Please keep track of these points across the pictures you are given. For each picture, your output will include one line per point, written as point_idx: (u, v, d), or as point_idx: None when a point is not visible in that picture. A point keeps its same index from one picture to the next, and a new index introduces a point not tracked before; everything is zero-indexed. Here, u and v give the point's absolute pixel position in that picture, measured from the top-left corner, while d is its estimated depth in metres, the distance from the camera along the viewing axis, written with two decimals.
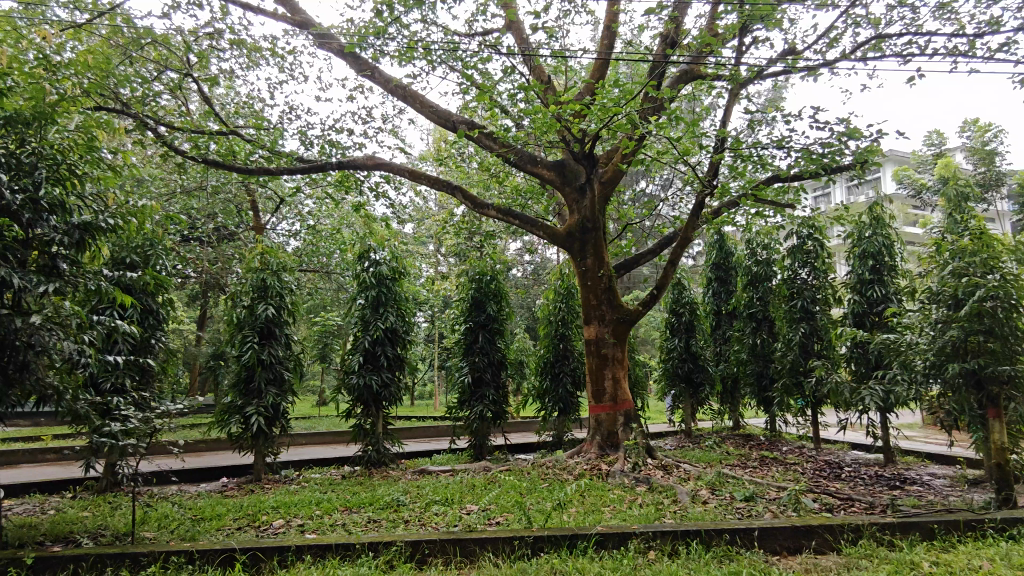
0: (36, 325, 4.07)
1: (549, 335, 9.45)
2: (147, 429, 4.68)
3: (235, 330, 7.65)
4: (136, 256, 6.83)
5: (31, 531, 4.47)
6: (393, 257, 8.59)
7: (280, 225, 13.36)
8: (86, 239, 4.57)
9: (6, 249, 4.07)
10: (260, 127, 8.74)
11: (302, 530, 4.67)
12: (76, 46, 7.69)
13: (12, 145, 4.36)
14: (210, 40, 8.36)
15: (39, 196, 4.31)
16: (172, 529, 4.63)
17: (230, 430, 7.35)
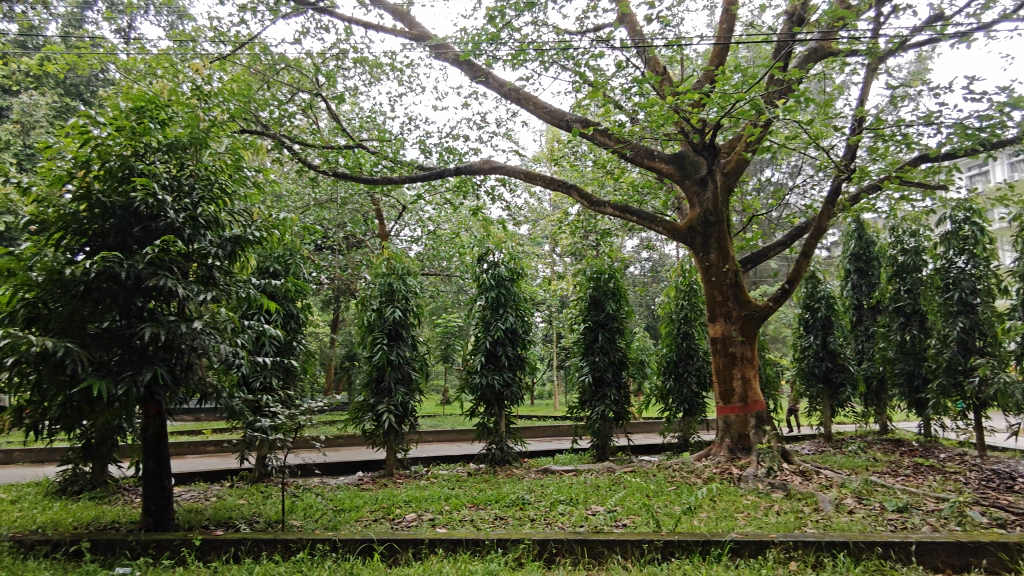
0: (198, 330, 4.55)
1: (671, 333, 9.18)
2: (293, 425, 5.06)
3: (366, 332, 8.09)
4: (278, 265, 7.40)
5: (198, 516, 4.97)
6: (510, 258, 8.72)
7: (403, 231, 13.97)
8: (237, 251, 5.03)
9: (171, 262, 4.57)
10: (384, 139, 9.18)
11: (433, 524, 4.84)
12: (223, 77, 8.46)
13: (174, 169, 4.89)
14: (336, 61, 8.92)
15: (197, 213, 4.78)
16: (317, 519, 4.95)
17: (365, 427, 7.76)
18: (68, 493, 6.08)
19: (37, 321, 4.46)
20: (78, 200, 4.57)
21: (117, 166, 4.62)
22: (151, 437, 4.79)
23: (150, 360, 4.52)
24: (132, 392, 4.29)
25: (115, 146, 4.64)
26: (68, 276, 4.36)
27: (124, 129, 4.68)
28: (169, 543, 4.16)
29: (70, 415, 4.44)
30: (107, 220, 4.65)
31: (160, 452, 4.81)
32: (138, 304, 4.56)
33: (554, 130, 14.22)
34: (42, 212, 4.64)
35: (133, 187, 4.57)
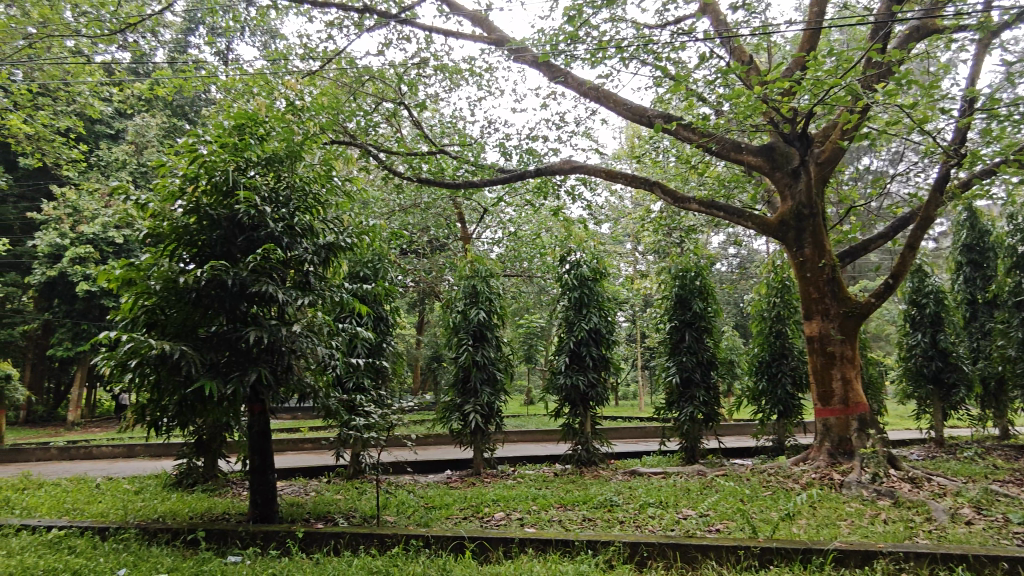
0: (297, 333, 4.80)
1: (763, 332, 8.84)
2: (386, 424, 5.25)
3: (452, 333, 8.25)
4: (368, 270, 7.68)
5: (300, 510, 5.23)
6: (593, 258, 8.66)
7: (484, 233, 14.15)
8: (331, 257, 5.24)
9: (272, 270, 4.85)
10: (465, 143, 9.33)
11: (522, 524, 4.88)
12: (313, 92, 8.87)
13: (272, 181, 5.18)
14: (418, 69, 9.15)
15: (294, 222, 5.04)
16: (409, 515, 5.10)
17: (452, 427, 7.92)
18: (183, 485, 6.55)
19: (155, 326, 4.84)
20: (189, 213, 4.92)
21: (222, 181, 4.94)
22: (256, 434, 5.08)
23: (254, 362, 4.80)
24: (240, 392, 4.58)
25: (219, 162, 4.96)
26: (181, 284, 4.70)
27: (227, 146, 4.99)
28: (274, 535, 4.41)
29: (185, 412, 4.78)
30: (214, 231, 4.98)
31: (264, 448, 5.11)
32: (242, 309, 4.86)
33: (634, 126, 14.01)
34: (157, 225, 5.03)
35: (236, 200, 4.87)
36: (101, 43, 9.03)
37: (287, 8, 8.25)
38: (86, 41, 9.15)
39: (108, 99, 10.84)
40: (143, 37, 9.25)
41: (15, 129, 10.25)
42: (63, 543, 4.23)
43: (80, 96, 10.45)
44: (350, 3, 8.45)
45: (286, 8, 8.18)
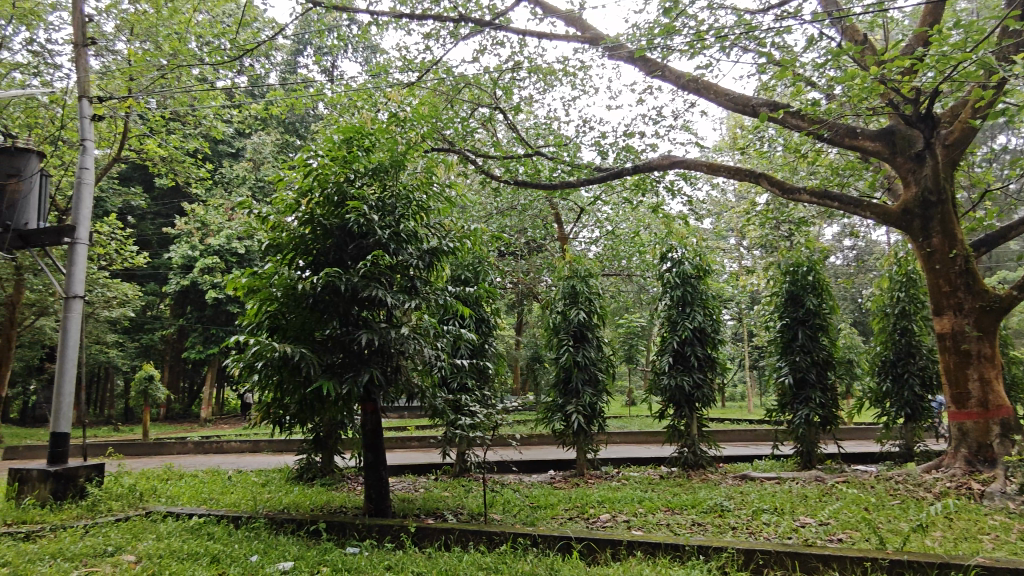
0: (405, 335, 5.00)
1: (886, 329, 8.24)
2: (491, 424, 5.37)
3: (552, 334, 8.28)
4: (468, 273, 7.77)
5: (412, 505, 5.44)
6: (695, 255, 8.42)
7: (582, 233, 14.09)
8: (434, 261, 5.41)
9: (380, 275, 5.07)
10: (560, 144, 9.35)
11: (629, 526, 4.82)
12: (412, 102, 9.17)
13: (379, 190, 5.42)
14: (512, 73, 9.26)
15: (400, 229, 5.26)
16: (515, 514, 5.18)
17: (555, 427, 7.93)
18: (304, 479, 6.95)
19: (277, 330, 5.19)
20: (304, 224, 5.24)
21: (333, 192, 5.24)
22: (368, 432, 5.34)
23: (366, 363, 5.04)
24: (354, 391, 4.83)
25: (331, 175, 5.26)
26: (300, 291, 5.03)
27: (337, 159, 5.28)
28: (388, 528, 4.61)
29: (305, 411, 5.10)
30: (327, 240, 5.29)
31: (376, 445, 5.34)
32: (354, 313, 5.11)
33: (736, 117, 13.50)
34: (277, 236, 5.40)
35: (347, 210, 5.15)
36: (222, 70, 9.81)
37: (387, 23, 8.59)
38: (210, 69, 9.96)
39: (229, 120, 11.74)
40: (258, 61, 9.94)
41: (152, 152, 11.33)
42: (202, 530, 4.63)
43: (205, 119, 11.39)
44: (445, 13, 8.67)
45: (386, 23, 8.51)
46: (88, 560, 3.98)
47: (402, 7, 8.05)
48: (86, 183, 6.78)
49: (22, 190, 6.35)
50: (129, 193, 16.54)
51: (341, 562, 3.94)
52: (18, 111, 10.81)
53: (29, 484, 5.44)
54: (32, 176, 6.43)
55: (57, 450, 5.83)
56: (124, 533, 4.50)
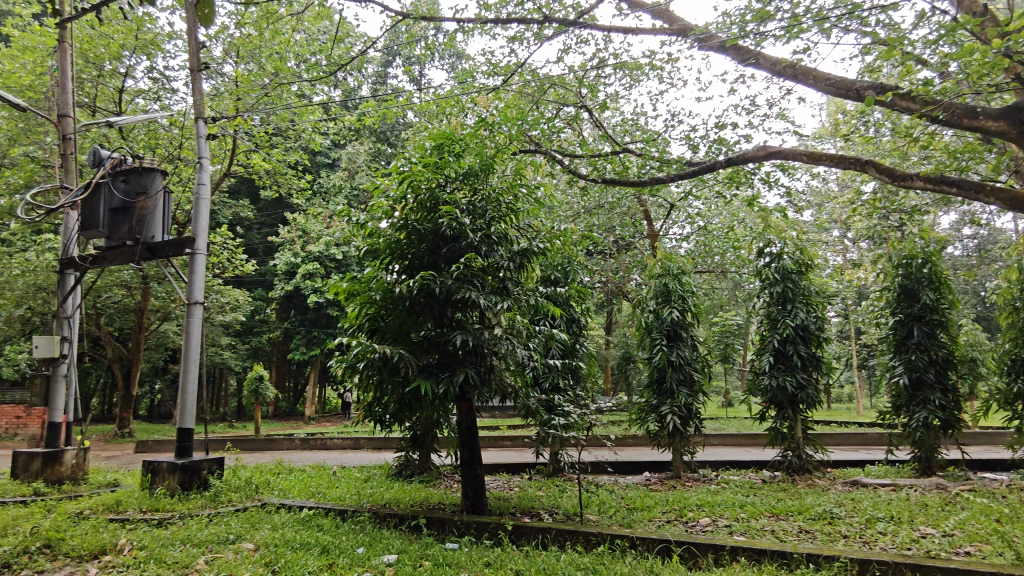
0: (498, 336, 5.09)
1: (1015, 325, 7.55)
2: (585, 424, 5.36)
3: (645, 333, 8.13)
4: (558, 273, 7.65)
5: (507, 503, 5.50)
6: (796, 249, 8.02)
7: (672, 229, 13.74)
8: (525, 262, 5.47)
9: (473, 277, 5.18)
10: (649, 140, 9.18)
11: (730, 531, 4.68)
12: (498, 105, 9.29)
13: (470, 194, 5.53)
14: (598, 71, 9.19)
15: (491, 232, 5.36)
16: (611, 515, 5.14)
17: (649, 428, 7.80)
18: (403, 476, 7.19)
19: (376, 332, 5.40)
20: (399, 229, 5.43)
21: (426, 198, 5.40)
22: (464, 431, 5.45)
23: (461, 363, 5.17)
24: (450, 391, 4.97)
25: (424, 181, 5.42)
26: (397, 294, 5.21)
27: (429, 165, 5.44)
28: (486, 525, 4.70)
29: (404, 409, 5.28)
30: (421, 244, 5.45)
31: (471, 443, 5.45)
32: (448, 314, 5.25)
33: (837, 103, 12.77)
34: (375, 242, 5.61)
35: (440, 214, 5.29)
36: (319, 85, 10.34)
37: (473, 29, 8.74)
38: (308, 85, 10.52)
39: (326, 133, 12.36)
40: (351, 75, 10.41)
41: (258, 166, 12.11)
42: (313, 521, 4.90)
43: (305, 133, 12.03)
44: (530, 15, 8.72)
45: (472, 29, 8.66)
46: (212, 546, 4.31)
47: (487, 13, 8.17)
48: (203, 198, 7.31)
49: (149, 207, 6.92)
50: (238, 205, 17.73)
51: (442, 557, 4.05)
52: (141, 133, 11.82)
53: (160, 475, 5.93)
54: (159, 193, 7.02)
55: (183, 444, 6.31)
56: (243, 522, 4.82)
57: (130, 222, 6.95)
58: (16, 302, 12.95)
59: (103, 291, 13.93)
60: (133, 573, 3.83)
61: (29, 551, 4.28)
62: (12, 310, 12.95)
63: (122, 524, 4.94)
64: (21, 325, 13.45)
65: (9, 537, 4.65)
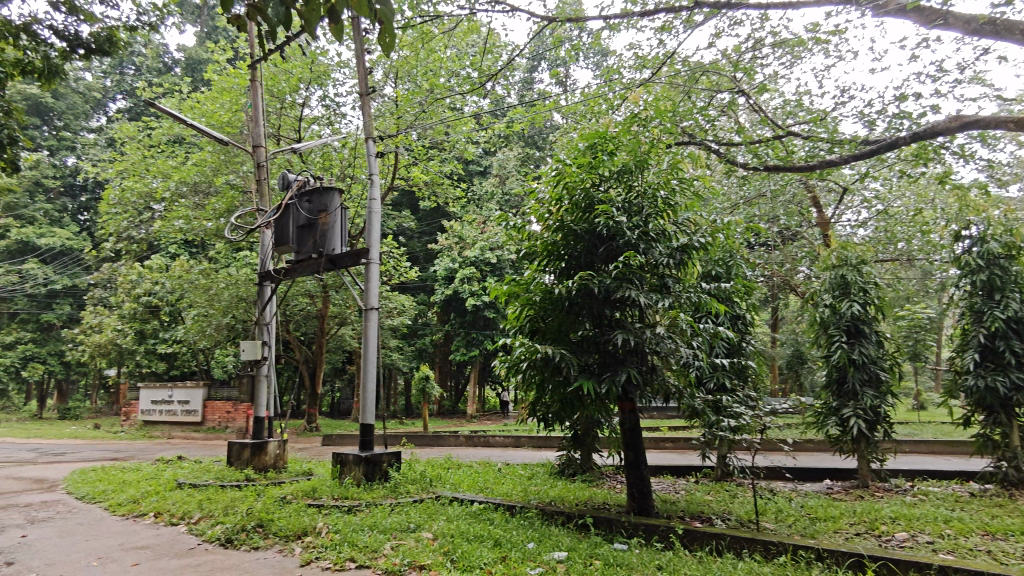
0: (660, 334, 4.97)
1: None
2: (757, 426, 5.08)
3: (821, 329, 7.51)
4: (720, 268, 7.06)
5: (675, 507, 5.36)
6: (1003, 230, 6.99)
7: (845, 215, 12.60)
8: (686, 259, 5.29)
9: (632, 275, 5.10)
10: (816, 120, 8.52)
11: (934, 548, 4.19)
12: (648, 99, 9.10)
13: (626, 192, 5.47)
14: (754, 52, 8.68)
15: (649, 229, 5.24)
16: (791, 524, 4.81)
17: (830, 432, 7.20)
18: (566, 475, 7.26)
19: (537, 333, 5.52)
20: (556, 231, 5.50)
21: (581, 198, 5.42)
22: (627, 431, 5.39)
23: (622, 363, 5.11)
24: (613, 391, 4.94)
25: (579, 181, 5.45)
26: (556, 294, 5.29)
27: (583, 165, 5.45)
28: (655, 528, 4.60)
29: (566, 409, 5.33)
30: (578, 244, 5.47)
31: (636, 444, 5.37)
32: (607, 314, 5.22)
33: None
34: (532, 244, 5.77)
35: (596, 214, 5.27)
36: (470, 96, 10.81)
37: (619, 25, 8.65)
38: (460, 97, 11.01)
39: (478, 141, 12.89)
40: (500, 83, 10.74)
41: (418, 178, 12.90)
42: (484, 515, 5.11)
43: (459, 143, 12.59)
44: (677, 2, 8.45)
45: (619, 24, 8.56)
46: (396, 533, 4.66)
47: (632, 7, 8.04)
48: (375, 211, 7.92)
49: (329, 222, 7.63)
50: (401, 216, 18.97)
51: (612, 557, 4.04)
52: (318, 156, 13.07)
53: (347, 466, 6.50)
54: (337, 209, 7.69)
55: (365, 438, 6.85)
56: (421, 513, 5.16)
57: (315, 236, 7.71)
58: (224, 312, 14.88)
59: (292, 299, 15.57)
60: (331, 554, 4.25)
61: (247, 529, 4.95)
62: (220, 319, 14.88)
63: (318, 509, 5.49)
64: (228, 332, 15.41)
65: (230, 515, 5.35)
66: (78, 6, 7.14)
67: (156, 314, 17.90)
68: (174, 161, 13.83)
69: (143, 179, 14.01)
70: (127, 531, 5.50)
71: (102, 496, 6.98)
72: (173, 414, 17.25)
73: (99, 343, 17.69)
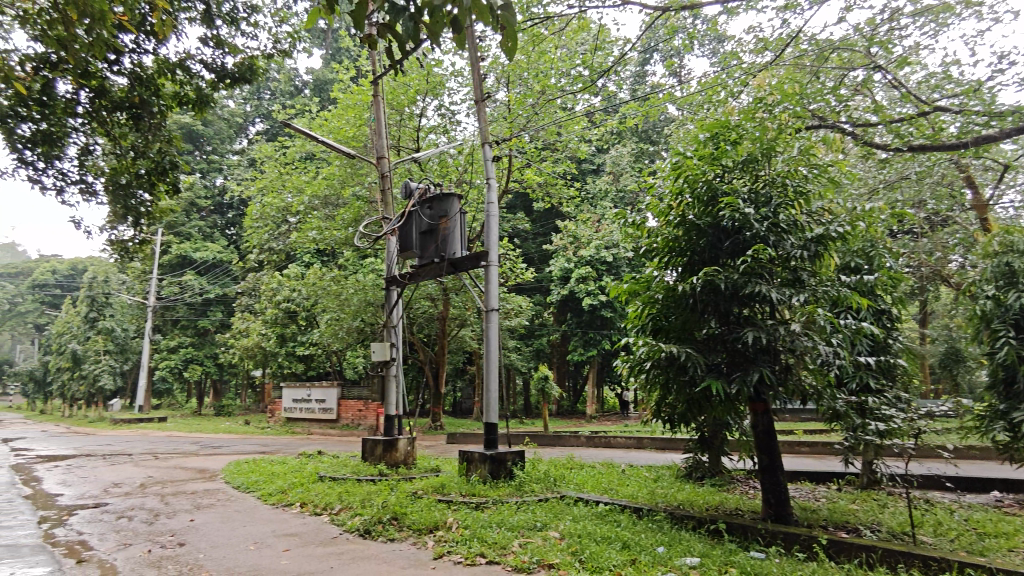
0: (795, 331, 4.67)
1: None
2: (911, 431, 4.65)
3: (983, 324, 6.73)
4: (861, 259, 6.42)
5: (816, 515, 5.03)
6: None
7: (1006, 195, 11.25)
8: (821, 250, 4.94)
9: (763, 270, 4.84)
10: (970, 92, 7.68)
11: None
12: (771, 83, 8.64)
13: (751, 182, 5.20)
14: (892, 23, 7.97)
15: (779, 220, 4.95)
16: (954, 539, 4.37)
17: (997, 439, 6.45)
18: (694, 478, 7.01)
19: (660, 332, 5.40)
20: (677, 227, 5.34)
21: (704, 191, 5.21)
22: (761, 433, 5.12)
23: (753, 362, 4.86)
24: (744, 391, 4.71)
25: (700, 174, 5.25)
26: (680, 292, 5.13)
27: (704, 157, 5.26)
28: (796, 537, 4.34)
29: (693, 410, 5.15)
30: (701, 239, 5.27)
31: (771, 448, 5.09)
32: (735, 312, 4.99)
33: None
34: (652, 241, 5.64)
35: (720, 207, 5.06)
36: (582, 95, 10.77)
37: (736, 9, 8.28)
38: (572, 97, 10.99)
39: (591, 140, 12.81)
40: (612, 80, 10.62)
41: (532, 179, 13.03)
42: (610, 517, 5.05)
43: (572, 143, 12.59)
44: None
45: (736, 8, 8.20)
46: (524, 531, 4.71)
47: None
48: (492, 214, 8.06)
49: (449, 227, 7.85)
50: (516, 219, 19.24)
51: (750, 565, 3.85)
52: (436, 164, 13.57)
53: (473, 464, 6.68)
54: (456, 214, 7.89)
55: (489, 437, 6.99)
56: (547, 512, 5.19)
57: (436, 240, 7.98)
58: (354, 315, 15.80)
59: (415, 303, 16.25)
60: (462, 549, 4.38)
61: (383, 522, 5.22)
62: (351, 322, 15.82)
63: (448, 505, 5.67)
64: (359, 335, 16.36)
65: (368, 508, 5.66)
66: (224, 40, 7.88)
67: (294, 319, 19.33)
68: (307, 177, 14.89)
69: (281, 195, 15.19)
70: (278, 519, 5.97)
71: (255, 486, 7.64)
72: (312, 412, 18.54)
73: (247, 346, 19.37)
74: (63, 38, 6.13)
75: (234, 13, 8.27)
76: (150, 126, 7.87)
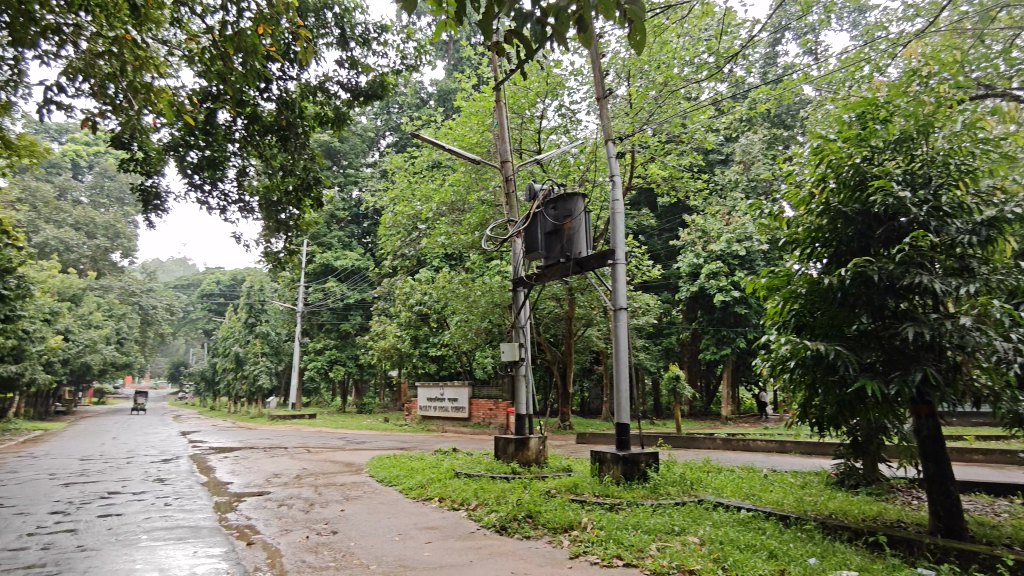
0: (965, 326, 4.17)
1: None
2: None
3: None
4: None
5: (997, 532, 4.47)
6: None
7: None
8: (995, 234, 4.39)
9: (924, 259, 4.39)
10: None
11: None
12: (924, 53, 7.83)
13: (906, 163, 4.74)
14: None
15: (941, 203, 4.48)
16: None
17: None
18: (846, 486, 6.50)
19: (805, 329, 5.06)
20: (821, 216, 4.99)
21: (851, 175, 4.81)
22: (926, 439, 4.63)
23: (915, 360, 4.41)
24: (906, 392, 4.26)
25: (846, 158, 4.86)
26: (826, 286, 4.78)
27: (850, 139, 4.87)
28: (974, 555, 3.88)
29: (845, 412, 4.77)
30: (849, 228, 4.87)
31: (940, 455, 4.58)
32: (891, 305, 4.56)
33: None
34: (792, 233, 5.30)
35: (870, 191, 4.65)
36: (706, 83, 10.37)
37: None
38: (697, 86, 10.60)
39: (718, 129, 12.27)
40: (740, 64, 10.13)
41: (656, 174, 12.72)
42: (754, 524, 4.80)
43: (698, 133, 12.16)
44: None
45: None
46: (661, 534, 4.60)
47: None
48: (618, 212, 7.95)
49: (574, 227, 7.85)
50: (641, 216, 18.88)
51: None
52: (557, 164, 13.63)
53: (606, 464, 6.62)
54: (581, 214, 7.92)
55: (621, 438, 6.90)
56: (685, 516, 5.03)
57: (561, 241, 8.00)
58: (482, 317, 16.24)
59: (541, 303, 16.42)
60: (598, 550, 4.35)
61: (518, 519, 5.31)
62: (479, 323, 16.28)
63: (582, 505, 5.67)
64: (487, 335, 16.80)
65: (503, 505, 5.79)
66: (358, 60, 8.39)
67: (426, 321, 20.21)
68: (434, 184, 15.52)
69: (411, 203, 15.94)
70: (419, 513, 6.27)
71: (397, 481, 8.07)
72: (445, 410, 19.29)
73: (385, 348, 20.52)
74: (224, 72, 6.83)
75: (366, 34, 8.79)
76: (296, 146, 8.52)
